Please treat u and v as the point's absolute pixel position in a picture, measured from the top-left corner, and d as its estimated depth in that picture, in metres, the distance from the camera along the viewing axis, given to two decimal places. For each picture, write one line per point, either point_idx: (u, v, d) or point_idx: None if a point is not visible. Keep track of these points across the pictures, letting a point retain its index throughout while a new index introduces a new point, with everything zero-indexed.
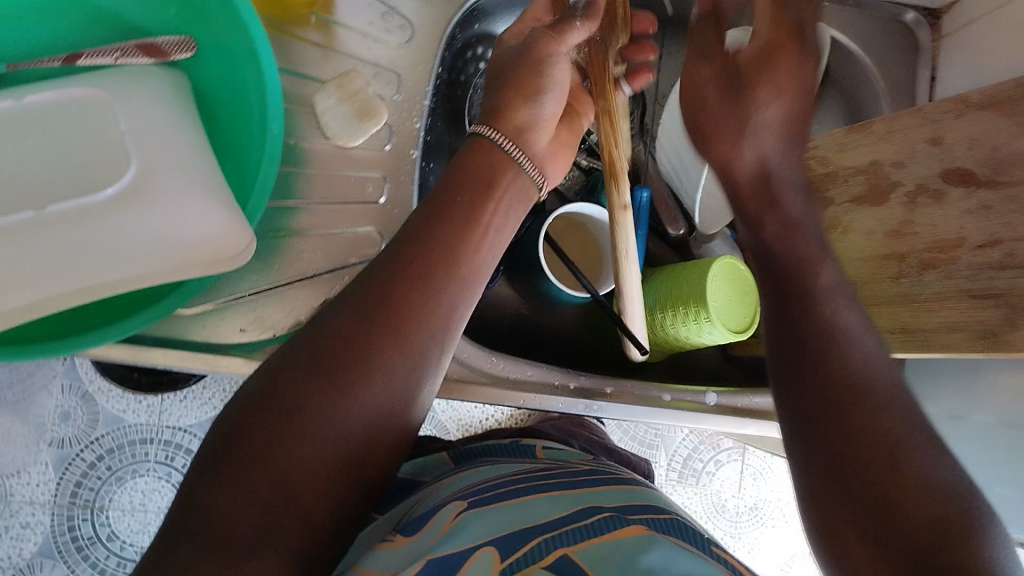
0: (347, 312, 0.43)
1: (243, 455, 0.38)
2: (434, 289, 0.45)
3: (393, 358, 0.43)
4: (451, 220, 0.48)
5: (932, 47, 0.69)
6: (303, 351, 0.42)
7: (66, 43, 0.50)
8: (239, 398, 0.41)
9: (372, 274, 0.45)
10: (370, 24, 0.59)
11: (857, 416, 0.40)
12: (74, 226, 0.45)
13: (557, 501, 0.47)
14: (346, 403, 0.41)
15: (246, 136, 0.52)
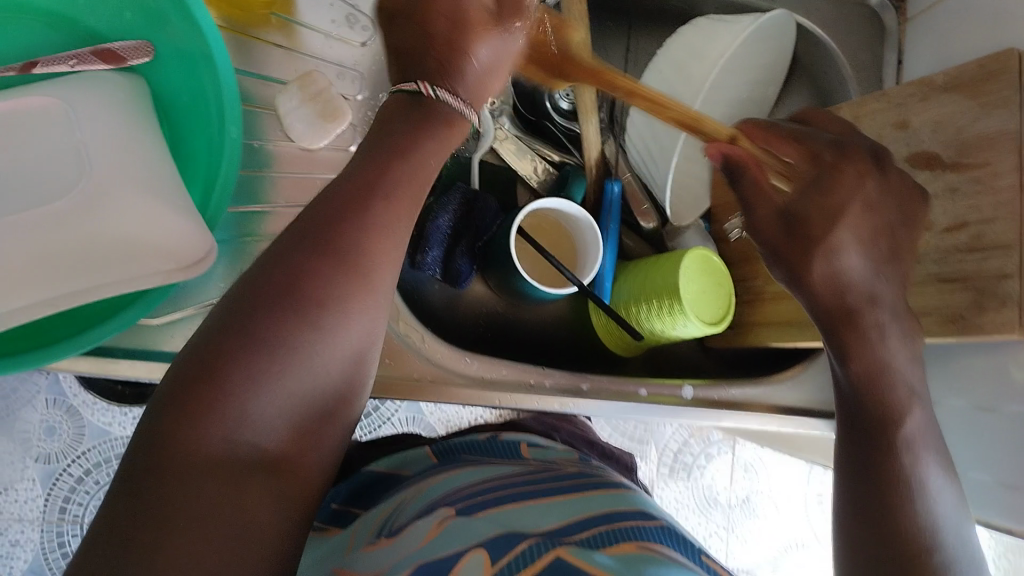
0: (252, 301, 0.38)
1: (158, 466, 0.35)
2: (351, 268, 0.40)
3: (317, 336, 0.38)
4: (377, 178, 0.42)
5: (898, 30, 0.69)
6: (212, 338, 0.37)
7: (21, 53, 0.50)
8: (149, 404, 0.37)
9: (283, 252, 0.40)
10: (333, 24, 0.59)
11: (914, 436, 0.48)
12: (26, 235, 0.44)
13: (549, 512, 0.47)
14: (273, 385, 0.37)
15: (205, 140, 0.52)
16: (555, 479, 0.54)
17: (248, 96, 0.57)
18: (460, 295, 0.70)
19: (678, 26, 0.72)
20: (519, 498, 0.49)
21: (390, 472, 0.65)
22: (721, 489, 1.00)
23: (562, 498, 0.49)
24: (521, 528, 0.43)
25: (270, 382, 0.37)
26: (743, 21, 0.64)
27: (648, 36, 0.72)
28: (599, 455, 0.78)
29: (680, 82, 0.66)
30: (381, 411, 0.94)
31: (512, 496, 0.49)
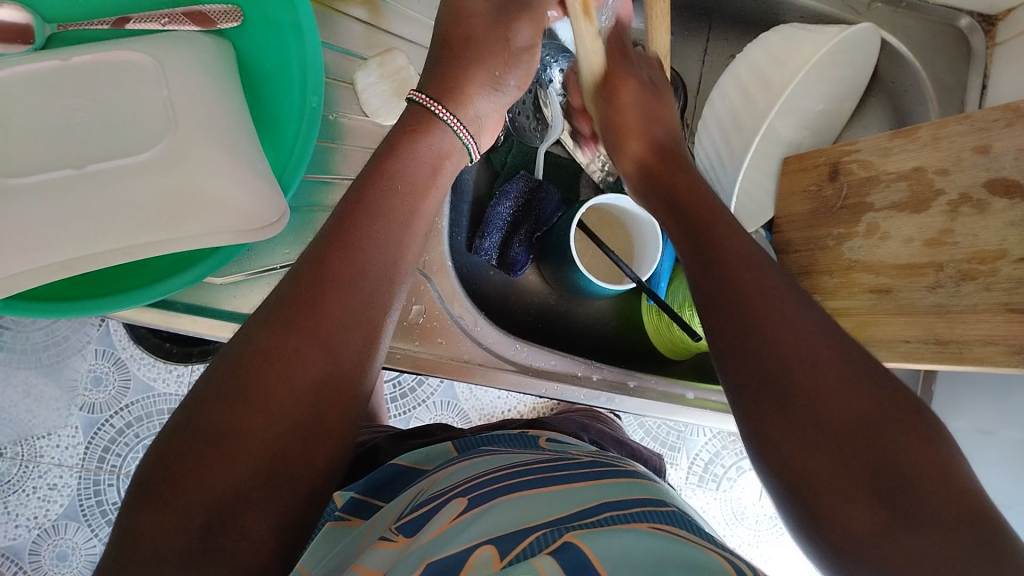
0: (270, 327, 0.39)
1: (178, 479, 0.34)
2: (353, 287, 0.42)
3: (312, 368, 0.39)
4: (363, 230, 0.44)
5: (985, 54, 0.67)
6: (230, 366, 0.38)
7: (118, 8, 0.51)
8: (166, 428, 0.37)
9: (298, 274, 0.42)
10: (418, 5, 0.60)
11: (791, 315, 0.40)
12: (110, 183, 0.45)
13: (563, 498, 0.47)
14: (269, 419, 0.37)
15: (284, 108, 0.53)
16: (549, 472, 0.52)
17: (327, 69, 0.58)
18: (511, 283, 0.70)
19: (755, 34, 0.71)
20: (534, 484, 0.49)
21: (412, 467, 0.64)
22: (749, 504, 1.00)
23: (580, 487, 0.49)
24: (530, 520, 0.43)
25: (263, 415, 0.37)
26: (828, 32, 0.63)
27: (725, 40, 0.71)
28: (627, 454, 0.78)
29: (759, 87, 0.66)
30: (418, 393, 0.95)
31: (525, 481, 0.50)
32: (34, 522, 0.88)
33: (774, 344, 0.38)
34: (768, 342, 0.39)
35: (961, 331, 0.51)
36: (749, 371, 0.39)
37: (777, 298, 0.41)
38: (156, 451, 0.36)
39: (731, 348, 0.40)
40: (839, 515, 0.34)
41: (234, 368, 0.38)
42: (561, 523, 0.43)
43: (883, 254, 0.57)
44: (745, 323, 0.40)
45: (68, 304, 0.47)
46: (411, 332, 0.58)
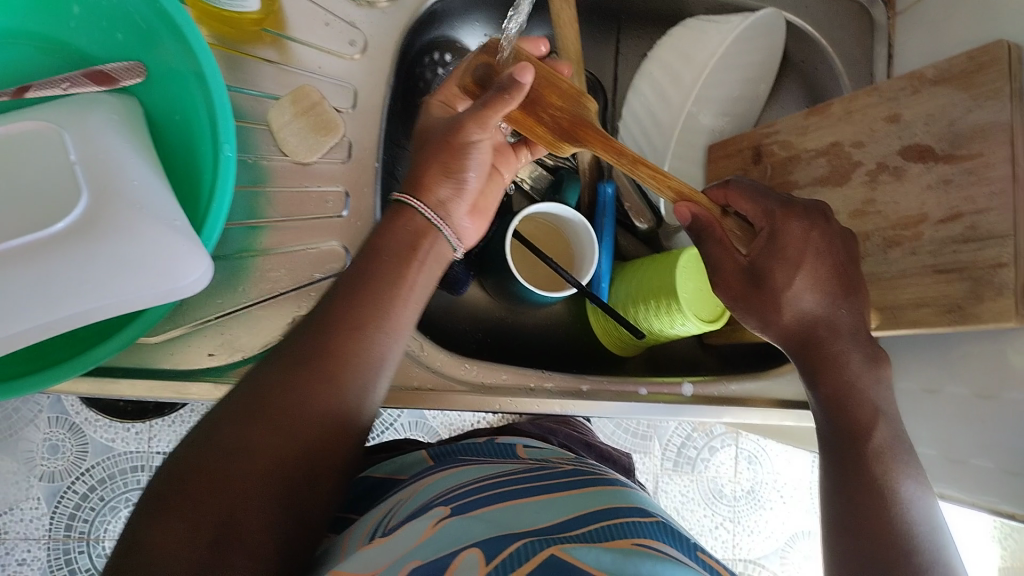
0: (287, 363, 0.43)
1: (189, 494, 0.39)
2: (365, 336, 0.45)
3: (323, 406, 0.43)
4: (375, 273, 0.47)
5: (887, 24, 0.68)
6: (248, 394, 0.42)
7: (15, 78, 0.50)
8: (186, 445, 0.42)
9: (316, 318, 0.45)
10: (326, 40, 0.59)
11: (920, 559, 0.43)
12: (27, 261, 0.43)
13: (545, 510, 0.46)
14: (281, 445, 0.41)
15: (200, 158, 0.52)
16: (537, 480, 0.53)
17: (240, 112, 0.57)
18: (458, 302, 0.70)
19: (666, 27, 0.72)
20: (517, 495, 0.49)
21: (389, 477, 0.64)
22: (726, 483, 1.01)
23: (554, 497, 0.49)
24: (515, 526, 0.43)
25: (275, 444, 0.41)
26: (732, 22, 0.64)
27: (638, 36, 0.72)
28: (597, 456, 0.78)
29: (671, 81, 0.67)
30: (383, 418, 0.94)
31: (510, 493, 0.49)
32: None
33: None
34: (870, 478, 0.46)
35: (893, 296, 0.52)
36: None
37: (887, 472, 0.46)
38: (179, 461, 0.41)
39: (846, 554, 0.45)
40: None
41: (255, 392, 0.42)
42: (547, 532, 0.43)
43: None
44: (876, 546, 0.44)
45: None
46: None
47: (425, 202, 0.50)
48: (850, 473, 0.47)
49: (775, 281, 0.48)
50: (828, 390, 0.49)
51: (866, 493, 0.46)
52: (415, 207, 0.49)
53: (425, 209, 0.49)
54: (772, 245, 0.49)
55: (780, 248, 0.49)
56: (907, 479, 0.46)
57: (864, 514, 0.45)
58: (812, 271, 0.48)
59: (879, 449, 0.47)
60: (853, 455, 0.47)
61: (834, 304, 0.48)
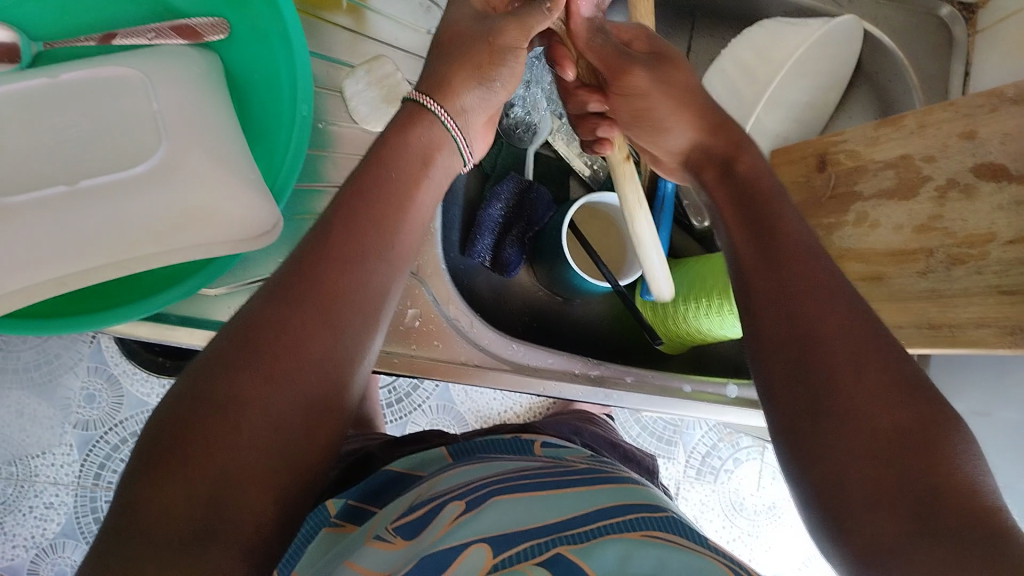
0: (273, 300, 0.39)
1: (176, 454, 0.33)
2: (362, 269, 0.41)
3: (320, 346, 0.38)
4: (371, 229, 0.43)
5: (967, 40, 0.68)
6: (235, 340, 0.37)
7: (101, 25, 0.51)
8: (162, 405, 0.36)
9: (303, 250, 0.41)
10: (401, 12, 0.60)
11: (874, 363, 0.36)
12: (106, 198, 0.45)
13: (562, 499, 0.47)
14: (276, 395, 0.36)
15: (276, 117, 0.53)
16: (551, 475, 0.53)
17: (315, 78, 0.58)
18: (506, 285, 0.70)
19: (739, 27, 0.72)
20: (535, 485, 0.50)
21: (406, 472, 0.64)
22: (747, 496, 1.00)
23: (572, 490, 0.50)
24: (530, 518, 0.45)
25: (265, 392, 0.36)
26: (810, 26, 0.65)
27: (710, 35, 0.72)
28: (620, 457, 0.78)
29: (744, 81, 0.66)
30: (413, 398, 0.95)
31: (527, 483, 0.50)
32: (31, 542, 0.87)
33: (855, 412, 0.34)
34: (826, 363, 0.36)
35: (952, 315, 0.52)
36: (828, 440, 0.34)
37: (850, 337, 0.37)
38: (155, 428, 0.35)
39: (789, 398, 0.37)
40: (859, 531, 0.32)
41: (237, 340, 0.37)
42: (561, 524, 0.44)
43: (872, 242, 0.58)
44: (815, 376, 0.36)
45: (54, 321, 0.47)
46: (408, 337, 0.58)
47: (444, 107, 0.49)
48: (806, 373, 0.37)
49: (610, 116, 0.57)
50: (763, 279, 0.41)
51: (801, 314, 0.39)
52: (432, 109, 0.48)
53: (446, 118, 0.49)
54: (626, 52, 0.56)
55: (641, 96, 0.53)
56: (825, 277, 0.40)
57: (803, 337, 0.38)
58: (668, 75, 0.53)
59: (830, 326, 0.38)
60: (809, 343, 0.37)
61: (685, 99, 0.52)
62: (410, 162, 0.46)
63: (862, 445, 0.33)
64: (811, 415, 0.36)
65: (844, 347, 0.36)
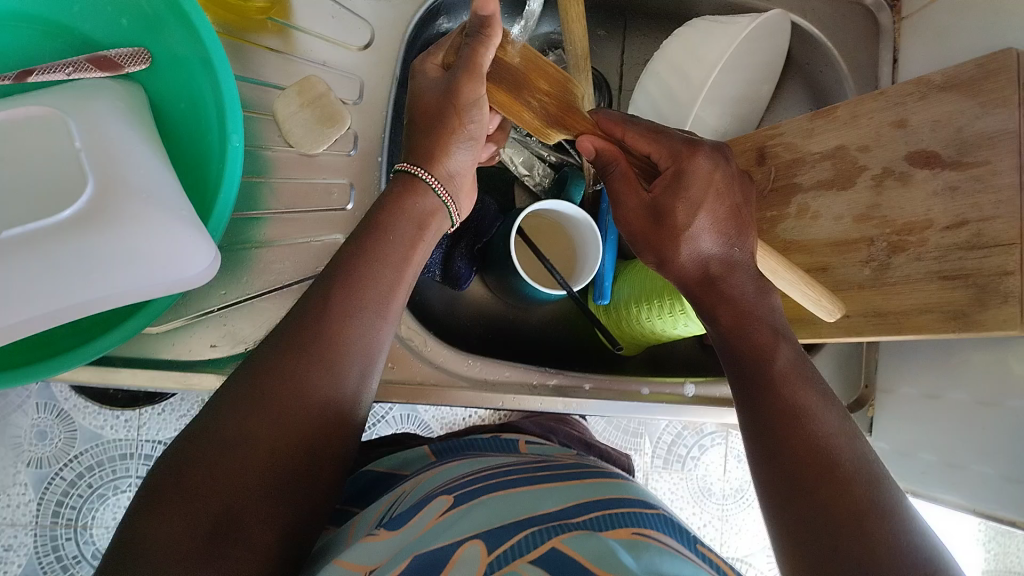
0: (279, 350, 0.42)
1: (186, 487, 0.38)
2: (361, 321, 0.44)
3: (323, 393, 0.42)
4: (364, 269, 0.45)
5: (893, 28, 0.69)
6: (244, 383, 0.41)
7: (19, 62, 0.49)
8: (180, 439, 0.40)
9: (314, 295, 0.44)
10: (329, 29, 0.59)
11: (834, 447, 0.40)
12: (35, 248, 0.42)
13: (544, 494, 0.47)
14: (276, 439, 0.40)
15: (207, 147, 0.51)
16: (529, 472, 0.52)
17: (245, 102, 0.57)
18: (459, 298, 0.70)
19: (672, 23, 0.72)
20: (529, 480, 0.50)
21: (390, 472, 0.63)
22: (715, 482, 1.01)
23: (557, 485, 0.49)
24: (520, 513, 0.44)
25: (268, 432, 0.40)
26: (739, 23, 0.64)
27: (642, 33, 0.72)
28: (596, 456, 0.78)
29: (678, 81, 0.66)
30: (375, 411, 0.94)
31: (521, 478, 0.50)
32: None
33: (816, 474, 0.39)
34: (811, 444, 0.40)
35: (897, 301, 0.52)
36: (806, 536, 0.37)
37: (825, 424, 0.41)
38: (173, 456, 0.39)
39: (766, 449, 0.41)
40: None
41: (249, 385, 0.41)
42: (550, 518, 0.43)
43: (816, 232, 0.58)
44: (792, 471, 0.39)
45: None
46: None
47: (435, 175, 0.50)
48: (789, 441, 0.41)
49: (679, 219, 0.48)
50: (732, 325, 0.47)
51: (781, 418, 0.42)
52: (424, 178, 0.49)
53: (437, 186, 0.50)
54: (676, 182, 0.49)
55: (682, 185, 0.48)
56: (809, 388, 0.43)
57: (775, 409, 0.42)
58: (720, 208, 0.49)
59: (785, 374, 0.44)
60: (791, 419, 0.41)
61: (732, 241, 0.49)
62: (404, 227, 0.48)
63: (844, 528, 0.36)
64: (783, 500, 0.39)
65: (820, 455, 0.39)
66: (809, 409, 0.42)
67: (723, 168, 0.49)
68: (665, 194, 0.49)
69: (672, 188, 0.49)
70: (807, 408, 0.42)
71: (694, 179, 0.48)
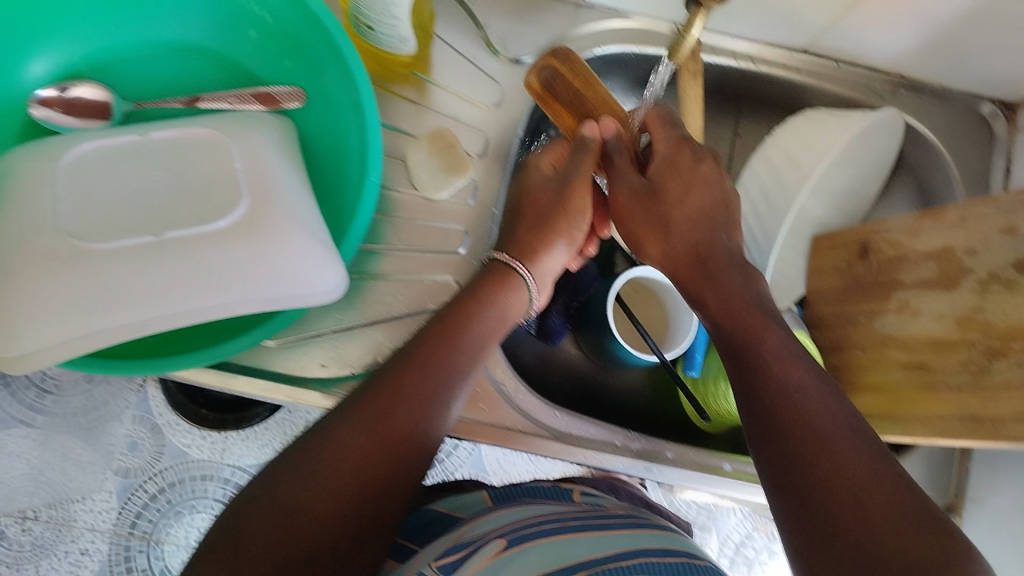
0: (347, 422, 0.44)
1: (249, 541, 0.40)
2: (423, 394, 0.47)
3: (384, 464, 0.44)
4: (432, 356, 0.48)
5: (1007, 138, 0.71)
6: (307, 449, 0.43)
7: (184, 88, 0.57)
8: (242, 497, 0.43)
9: (381, 373, 0.47)
10: (462, 88, 0.64)
11: (824, 419, 0.41)
12: (190, 251, 0.47)
13: (598, 542, 0.48)
14: (335, 504, 0.42)
15: (343, 181, 0.56)
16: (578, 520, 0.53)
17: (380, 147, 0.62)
18: (551, 353, 0.72)
19: (786, 114, 0.74)
20: (577, 527, 0.51)
21: (448, 513, 0.65)
22: None
23: (612, 533, 0.50)
24: (568, 557, 0.45)
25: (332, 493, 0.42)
26: (853, 118, 0.67)
27: (757, 120, 0.74)
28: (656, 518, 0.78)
29: (789, 170, 0.68)
30: (445, 466, 0.91)
31: (570, 525, 0.51)
32: None
33: (810, 449, 0.40)
34: (804, 420, 0.41)
35: (994, 407, 0.52)
36: (802, 521, 0.38)
37: (813, 401, 0.42)
38: (257, 488, 0.42)
39: (761, 434, 0.43)
40: None
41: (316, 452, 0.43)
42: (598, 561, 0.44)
43: (915, 330, 0.58)
44: (782, 450, 0.41)
45: (114, 363, 0.49)
46: None
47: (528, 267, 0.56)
48: (779, 422, 0.42)
49: (671, 199, 0.54)
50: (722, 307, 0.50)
51: (774, 395, 0.43)
52: (522, 273, 0.56)
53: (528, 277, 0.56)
54: (667, 163, 0.54)
55: (674, 168, 0.54)
56: (799, 366, 0.44)
57: (768, 396, 0.43)
58: (700, 196, 0.54)
59: (774, 351, 0.46)
60: (780, 401, 0.43)
61: (714, 232, 0.53)
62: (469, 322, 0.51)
63: (839, 500, 0.37)
64: (783, 487, 0.40)
65: (803, 417, 0.41)
66: (802, 391, 0.43)
67: (708, 160, 0.54)
68: (659, 173, 0.54)
69: (663, 169, 0.54)
70: (806, 382, 0.44)
71: (682, 160, 0.54)
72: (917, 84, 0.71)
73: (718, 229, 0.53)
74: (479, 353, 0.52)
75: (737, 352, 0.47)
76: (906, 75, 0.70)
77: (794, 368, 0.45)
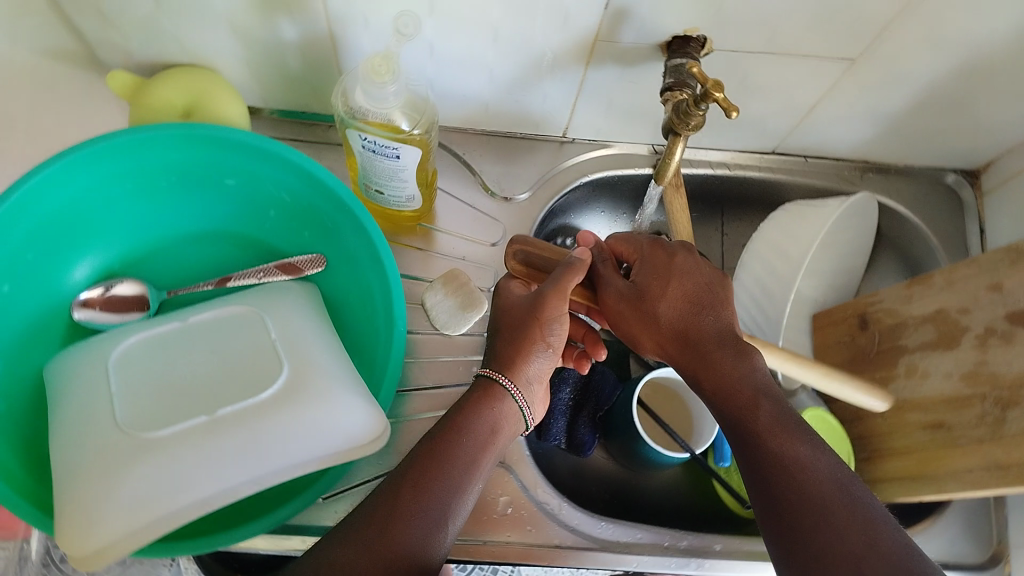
0: (351, 541, 0.44)
1: None
2: (427, 499, 0.47)
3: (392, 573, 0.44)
4: (431, 467, 0.48)
5: (976, 203, 0.75)
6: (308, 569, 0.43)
7: (210, 270, 0.63)
8: None
9: (379, 491, 0.47)
10: (467, 231, 0.69)
11: (825, 498, 0.44)
12: (241, 424, 0.50)
13: None
14: None
15: (369, 333, 0.60)
16: None
17: None
18: (584, 464, 0.74)
19: (767, 208, 0.79)
20: None
21: None
22: None
23: None
24: None
25: None
26: (829, 206, 0.72)
27: (740, 221, 0.79)
28: None
29: (780, 259, 0.73)
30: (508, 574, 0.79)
31: None
32: None
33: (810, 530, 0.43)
34: (804, 499, 0.44)
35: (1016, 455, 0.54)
36: None
37: (810, 478, 0.45)
38: None
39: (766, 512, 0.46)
40: None
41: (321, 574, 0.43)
42: None
43: (927, 391, 0.61)
44: (787, 527, 0.44)
45: (171, 543, 0.50)
46: (501, 525, 0.62)
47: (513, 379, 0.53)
48: (781, 502, 0.45)
49: (656, 298, 0.53)
50: (710, 386, 0.50)
51: (772, 470, 0.46)
52: (504, 384, 0.53)
53: (514, 388, 0.53)
54: (647, 268, 0.55)
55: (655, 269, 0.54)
56: (802, 441, 0.47)
57: (771, 473, 0.46)
58: (682, 288, 0.53)
59: (770, 427, 0.48)
60: (777, 479, 0.46)
61: (701, 315, 0.52)
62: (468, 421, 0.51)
63: None
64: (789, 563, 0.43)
65: (802, 496, 0.44)
66: (801, 468, 0.46)
67: (683, 253, 0.55)
68: (643, 278, 0.54)
69: (645, 272, 0.55)
70: (804, 458, 0.46)
71: (659, 260, 0.55)
72: (884, 167, 0.76)
73: (704, 311, 0.52)
74: (483, 451, 0.51)
75: (736, 431, 0.49)
76: (871, 159, 0.76)
77: (793, 444, 0.47)
